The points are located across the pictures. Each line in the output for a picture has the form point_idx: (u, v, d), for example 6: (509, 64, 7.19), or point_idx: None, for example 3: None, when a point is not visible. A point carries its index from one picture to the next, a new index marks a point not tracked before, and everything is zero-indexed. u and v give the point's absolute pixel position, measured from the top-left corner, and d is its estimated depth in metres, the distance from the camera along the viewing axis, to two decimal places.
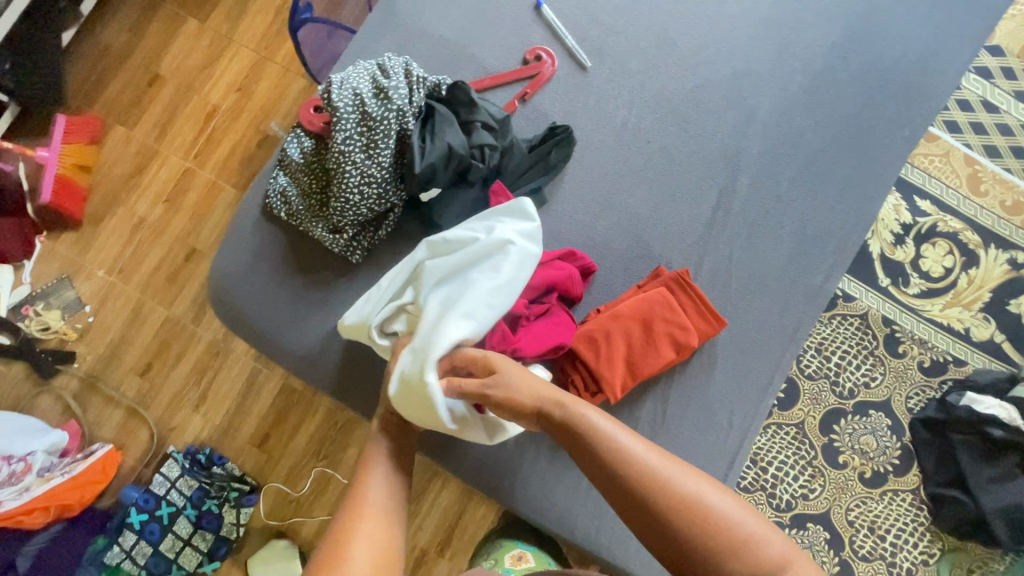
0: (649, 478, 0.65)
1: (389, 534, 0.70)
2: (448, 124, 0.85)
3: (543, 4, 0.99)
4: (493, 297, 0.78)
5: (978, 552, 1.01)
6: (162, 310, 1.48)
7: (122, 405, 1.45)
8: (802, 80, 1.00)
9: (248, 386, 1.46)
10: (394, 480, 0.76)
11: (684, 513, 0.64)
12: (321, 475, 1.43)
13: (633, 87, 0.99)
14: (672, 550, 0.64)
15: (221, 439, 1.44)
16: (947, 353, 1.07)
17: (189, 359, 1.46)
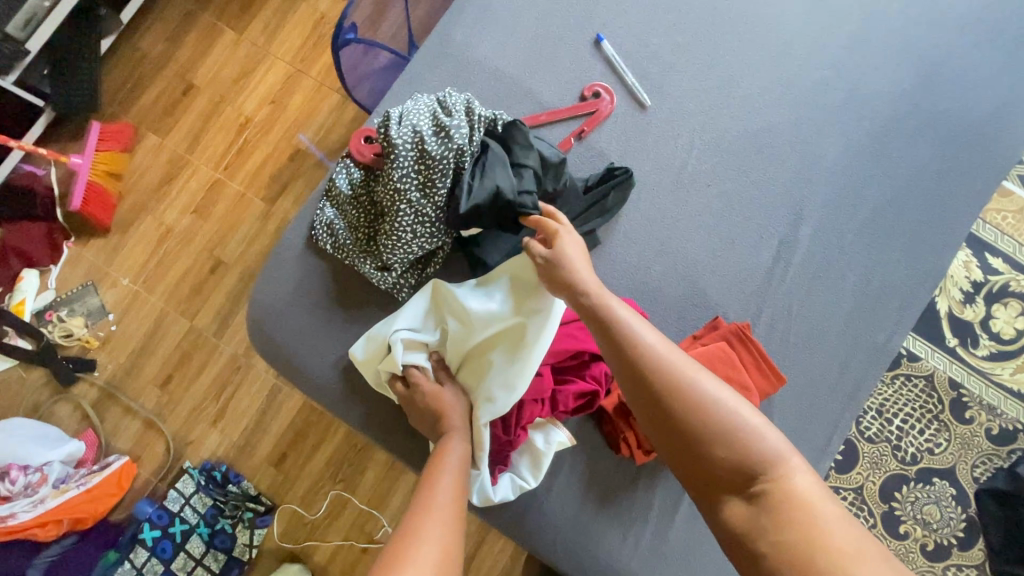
0: (656, 366, 0.65)
1: (451, 533, 0.64)
2: (500, 164, 0.82)
3: (604, 39, 0.96)
4: (508, 383, 0.79)
5: None
6: (185, 322, 1.45)
7: (140, 417, 1.42)
8: (868, 125, 0.96)
9: (268, 405, 1.43)
10: (461, 492, 0.70)
11: (677, 394, 0.64)
12: (337, 499, 1.39)
13: (694, 128, 0.95)
14: (662, 435, 0.65)
15: (237, 455, 1.41)
16: (1016, 421, 1.01)
17: (210, 375, 1.44)
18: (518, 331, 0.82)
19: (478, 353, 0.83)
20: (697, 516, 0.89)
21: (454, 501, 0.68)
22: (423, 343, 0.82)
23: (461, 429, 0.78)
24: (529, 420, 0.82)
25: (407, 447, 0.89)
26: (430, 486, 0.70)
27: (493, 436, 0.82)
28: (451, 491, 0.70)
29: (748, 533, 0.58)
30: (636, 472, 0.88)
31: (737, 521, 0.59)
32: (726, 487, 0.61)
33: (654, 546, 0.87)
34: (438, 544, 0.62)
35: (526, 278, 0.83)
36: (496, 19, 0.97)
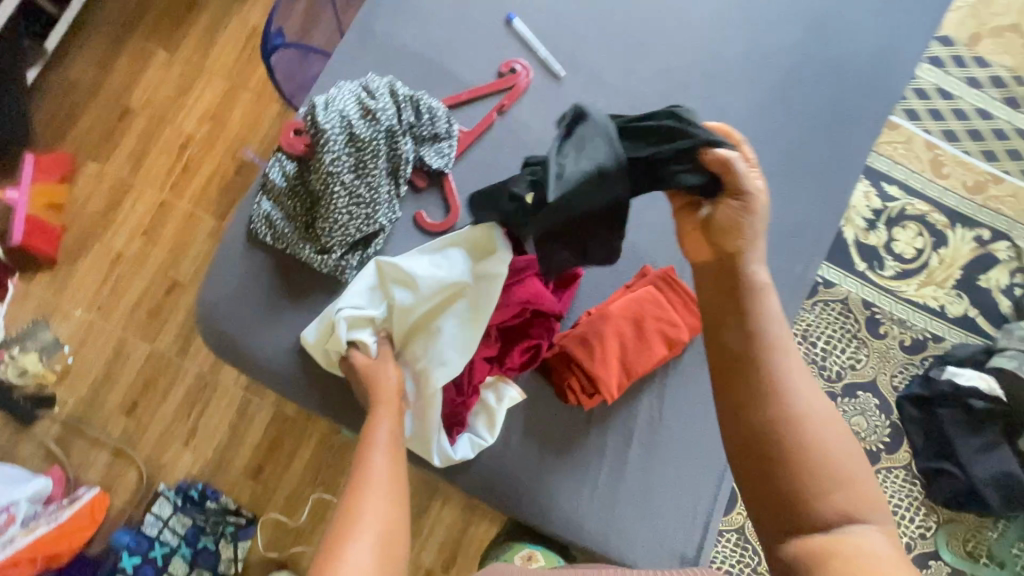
0: (787, 385, 0.63)
1: (391, 513, 0.68)
2: (599, 135, 0.73)
3: (515, 18, 1.02)
4: (458, 347, 0.83)
5: (970, 521, 1.02)
6: (145, 346, 1.45)
7: (108, 447, 1.41)
8: (768, 78, 1.04)
9: (239, 417, 1.43)
10: (397, 468, 0.74)
11: (803, 417, 0.62)
12: (319, 502, 1.41)
13: (607, 94, 1.02)
14: (759, 445, 0.62)
15: (214, 472, 1.41)
16: (925, 330, 1.07)
17: (176, 394, 1.43)
18: (455, 296, 0.84)
19: (426, 323, 0.85)
20: (649, 452, 0.94)
21: (389, 479, 0.72)
22: (369, 320, 0.84)
23: (392, 408, 0.80)
24: (480, 378, 0.86)
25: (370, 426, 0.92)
26: (362, 469, 0.72)
27: (446, 400, 0.86)
28: (386, 470, 0.73)
29: (821, 559, 0.56)
30: (590, 420, 0.93)
31: (811, 545, 0.58)
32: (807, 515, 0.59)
33: (612, 487, 0.93)
34: (378, 525, 0.66)
35: (461, 246, 0.85)
36: (412, 8, 1.01)
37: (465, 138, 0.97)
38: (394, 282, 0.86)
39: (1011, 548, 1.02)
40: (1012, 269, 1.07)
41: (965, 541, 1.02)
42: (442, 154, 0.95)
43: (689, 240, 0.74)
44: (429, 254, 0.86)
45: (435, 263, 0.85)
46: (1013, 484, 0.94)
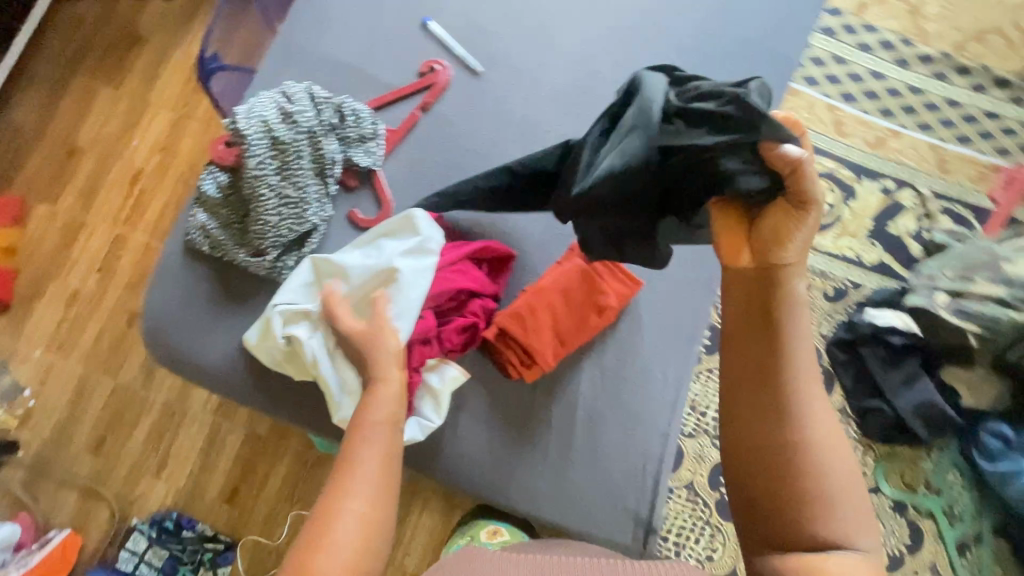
0: (802, 404, 0.64)
1: (369, 506, 0.66)
2: (632, 132, 0.73)
3: (430, 22, 1.07)
4: (392, 326, 0.84)
5: (906, 454, 1.03)
6: (109, 381, 1.44)
7: (78, 486, 1.40)
8: (675, 57, 1.10)
9: (209, 443, 1.42)
10: (389, 457, 0.71)
11: (811, 438, 0.63)
12: (298, 520, 1.40)
13: (524, 85, 1.07)
14: (764, 457, 0.63)
15: (188, 500, 1.41)
16: (845, 280, 1.08)
17: (143, 425, 1.42)
18: (383, 282, 0.86)
19: (360, 311, 0.88)
20: (594, 420, 0.97)
21: (375, 473, 0.69)
22: (305, 314, 0.89)
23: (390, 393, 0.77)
24: (420, 361, 0.88)
25: (322, 425, 0.94)
26: (350, 457, 0.70)
27: (389, 384, 0.87)
28: (373, 463, 0.70)
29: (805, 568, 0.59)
30: (535, 395, 0.96)
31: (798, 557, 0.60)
32: (799, 531, 0.61)
33: (562, 458, 0.95)
34: (352, 520, 0.65)
35: (387, 235, 0.88)
36: (332, 20, 1.07)
37: (392, 137, 1.02)
38: (327, 276, 0.89)
39: (946, 476, 1.02)
40: (918, 215, 1.11)
41: (903, 474, 1.03)
42: (371, 153, 0.99)
43: (728, 242, 0.70)
44: (359, 247, 0.90)
45: (364, 253, 0.88)
46: (934, 413, 0.97)
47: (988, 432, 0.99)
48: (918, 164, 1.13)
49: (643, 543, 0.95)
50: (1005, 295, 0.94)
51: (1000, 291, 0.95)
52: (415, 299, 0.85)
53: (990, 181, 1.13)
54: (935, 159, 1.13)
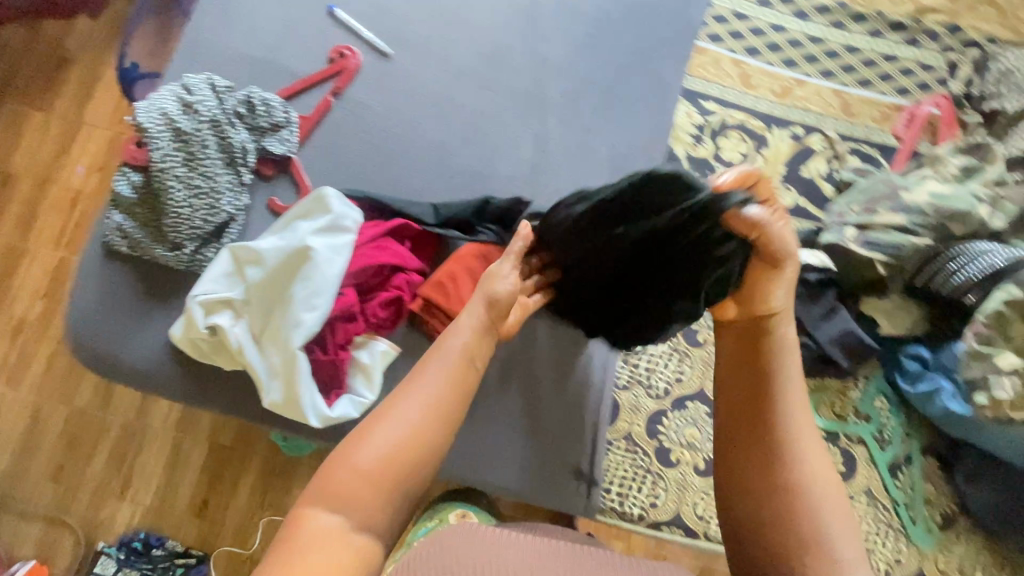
0: (782, 424, 0.72)
1: (416, 433, 0.70)
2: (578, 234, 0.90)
3: (336, 8, 1.08)
4: (310, 304, 0.86)
5: (836, 386, 1.07)
6: (63, 407, 1.41)
7: (40, 516, 1.37)
8: (582, 26, 1.14)
9: (173, 458, 1.40)
10: (415, 437, 0.70)
11: (789, 452, 0.70)
12: (270, 524, 1.39)
13: (435, 63, 1.09)
14: (750, 470, 0.72)
15: (156, 518, 1.39)
16: None
17: (103, 448, 1.40)
18: (298, 261, 0.88)
19: (280, 294, 0.89)
20: (529, 380, 0.98)
21: (429, 406, 0.72)
22: (226, 302, 0.89)
23: (474, 331, 0.81)
24: (346, 338, 0.90)
25: (261, 415, 0.94)
26: (412, 384, 0.74)
27: (317, 362, 0.89)
28: (432, 399, 0.73)
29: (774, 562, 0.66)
30: None
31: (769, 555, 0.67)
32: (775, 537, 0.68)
33: (501, 422, 0.96)
34: (394, 439, 0.69)
35: (301, 217, 0.90)
36: (236, 14, 1.07)
37: (305, 124, 1.03)
38: (244, 262, 0.90)
39: (874, 403, 1.07)
40: (828, 157, 1.15)
41: (833, 406, 1.06)
42: (285, 140, 1.00)
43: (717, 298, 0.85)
44: (275, 231, 0.91)
45: (278, 236, 0.90)
46: (853, 341, 1.01)
47: (907, 355, 1.04)
48: (823, 109, 1.17)
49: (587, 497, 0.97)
50: (906, 222, 0.98)
51: (902, 218, 0.98)
52: (331, 275, 0.87)
53: (893, 120, 1.18)
54: (839, 103, 1.18)
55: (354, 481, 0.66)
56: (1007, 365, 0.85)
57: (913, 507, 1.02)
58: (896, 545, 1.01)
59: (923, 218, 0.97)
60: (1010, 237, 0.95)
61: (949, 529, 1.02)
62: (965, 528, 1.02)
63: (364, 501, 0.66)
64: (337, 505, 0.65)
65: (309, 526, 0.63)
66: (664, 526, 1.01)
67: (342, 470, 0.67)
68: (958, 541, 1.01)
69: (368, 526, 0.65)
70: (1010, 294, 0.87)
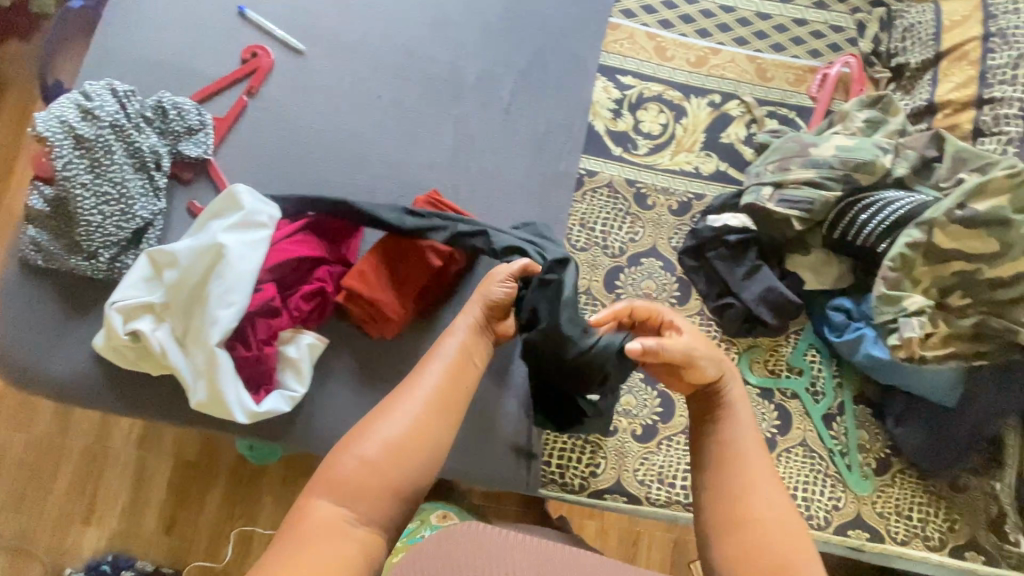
0: (742, 472, 0.68)
1: (423, 425, 0.69)
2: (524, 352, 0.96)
3: (246, 9, 1.09)
4: (226, 301, 0.86)
5: (767, 343, 1.09)
6: (19, 436, 1.38)
7: (3, 548, 1.35)
8: (495, 10, 1.15)
9: (138, 477, 1.38)
10: (398, 458, 0.65)
11: (757, 502, 0.66)
12: (242, 535, 1.37)
13: (351, 58, 1.10)
14: (722, 529, 0.65)
15: (125, 539, 1.37)
16: (687, 192, 1.13)
17: (65, 473, 1.37)
18: (212, 260, 0.87)
19: (198, 294, 0.88)
20: None
21: (439, 396, 0.72)
22: (146, 307, 0.89)
23: (478, 323, 0.82)
24: (269, 333, 0.90)
25: (194, 418, 0.93)
26: (419, 378, 0.73)
27: (241, 358, 0.89)
28: (439, 392, 0.72)
29: None
30: (400, 348, 0.98)
31: None
32: None
33: None
34: (401, 429, 0.67)
35: (216, 217, 0.90)
36: (144, 21, 1.06)
37: (221, 125, 1.03)
38: (161, 266, 0.90)
39: (805, 357, 1.09)
40: (747, 122, 1.18)
41: (766, 364, 1.08)
42: (200, 143, 1.00)
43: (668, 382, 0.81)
44: (191, 233, 0.91)
45: (192, 237, 0.90)
46: (777, 298, 1.02)
47: (832, 307, 1.06)
48: (739, 76, 1.20)
49: (528, 471, 0.98)
50: (816, 176, 1.00)
51: (812, 173, 1.00)
52: (248, 271, 0.87)
53: (807, 82, 1.21)
54: (754, 69, 1.20)
55: (358, 475, 0.63)
56: (914, 306, 0.88)
57: (848, 454, 1.05)
58: (834, 493, 1.03)
59: (832, 171, 0.99)
60: (914, 184, 0.98)
61: (884, 473, 1.04)
62: (899, 471, 1.05)
63: (368, 494, 0.63)
64: (342, 497, 0.62)
65: (316, 518, 0.60)
66: (606, 495, 1.00)
67: (349, 460, 0.64)
68: (893, 483, 1.04)
69: (371, 520, 0.62)
70: (912, 238, 0.88)
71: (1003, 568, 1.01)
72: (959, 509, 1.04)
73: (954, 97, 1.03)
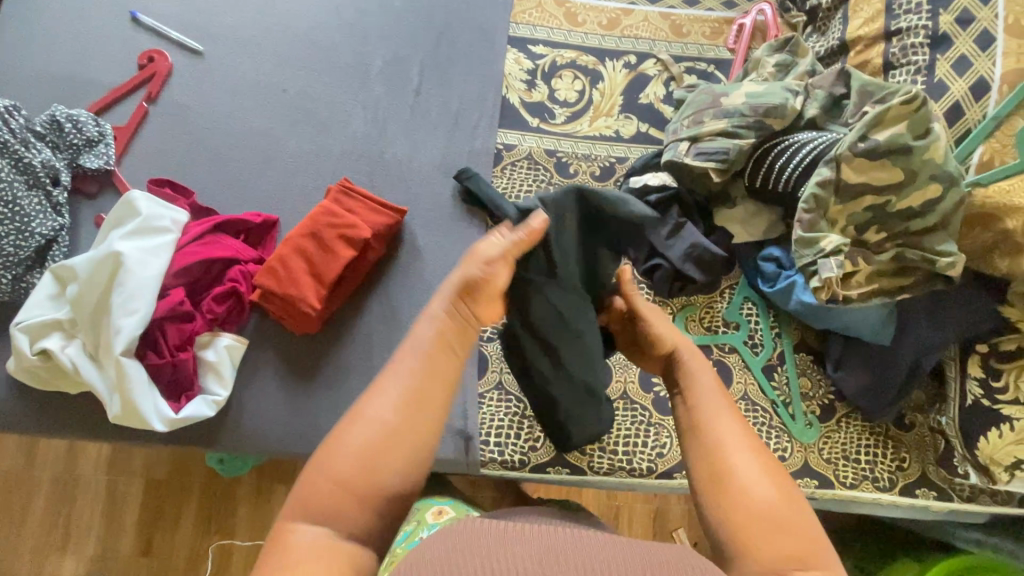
0: (717, 426, 0.63)
1: (399, 426, 0.57)
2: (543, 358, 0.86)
3: (139, 14, 1.06)
4: (128, 309, 0.84)
5: (701, 301, 1.07)
6: None
7: None
8: None
9: (111, 497, 1.31)
10: (377, 465, 0.55)
11: (739, 451, 0.60)
12: (220, 550, 1.30)
13: (253, 53, 1.08)
14: (709, 485, 0.59)
15: (101, 566, 1.29)
16: (609, 157, 1.11)
17: (36, 503, 1.30)
18: (112, 269, 0.86)
19: (102, 307, 0.86)
20: (388, 347, 0.96)
21: (414, 397, 0.58)
22: (52, 326, 0.87)
23: (451, 305, 0.63)
24: (183, 339, 0.88)
25: (118, 432, 0.92)
26: (389, 376, 0.59)
27: (156, 368, 0.87)
28: (419, 389, 0.58)
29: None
30: (323, 341, 0.96)
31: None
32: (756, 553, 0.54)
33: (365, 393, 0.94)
34: (376, 438, 0.56)
35: (115, 228, 0.89)
36: (35, 36, 1.04)
37: (122, 135, 1.01)
38: (64, 283, 0.88)
39: (741, 310, 1.07)
40: (665, 80, 1.16)
41: (702, 323, 1.06)
42: (101, 155, 0.98)
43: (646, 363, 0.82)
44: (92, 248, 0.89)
45: (92, 250, 0.88)
46: (701, 254, 1.01)
47: (763, 258, 1.02)
48: (654, 34, 1.18)
49: (465, 452, 0.96)
50: (728, 126, 0.98)
51: (724, 123, 0.98)
52: (151, 277, 0.86)
53: (724, 34, 1.19)
54: (668, 26, 1.18)
55: (334, 492, 0.54)
56: (831, 246, 0.87)
57: (791, 404, 1.04)
58: (781, 444, 1.02)
59: (743, 119, 0.97)
60: (826, 123, 0.97)
61: (829, 419, 1.03)
62: (843, 415, 1.04)
63: (353, 510, 0.54)
64: (321, 517, 0.54)
65: (290, 547, 0.52)
66: (550, 469, 0.97)
67: (317, 480, 0.55)
68: (839, 428, 1.03)
69: (362, 535, 0.55)
70: (822, 177, 0.87)
71: (955, 501, 1.00)
72: (906, 447, 1.03)
73: (863, 33, 1.01)
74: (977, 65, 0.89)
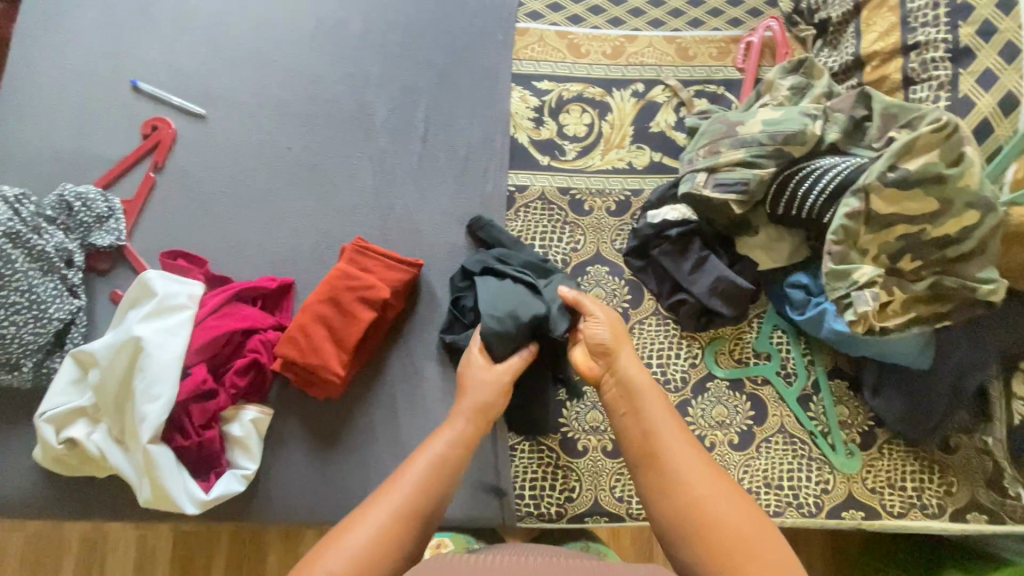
0: (670, 456, 0.71)
1: (394, 535, 0.65)
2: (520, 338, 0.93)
3: (139, 82, 1.06)
4: (151, 394, 0.83)
5: (730, 332, 1.05)
6: None
7: None
8: (395, 38, 1.12)
9: (140, 561, 1.21)
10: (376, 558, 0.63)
11: (693, 480, 0.69)
12: None
13: (255, 113, 1.06)
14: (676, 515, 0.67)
15: None
16: (624, 190, 1.09)
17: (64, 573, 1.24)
18: (133, 353, 0.85)
19: (123, 392, 0.85)
20: (414, 400, 0.95)
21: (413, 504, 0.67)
22: (75, 414, 0.86)
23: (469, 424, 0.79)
24: (208, 417, 0.87)
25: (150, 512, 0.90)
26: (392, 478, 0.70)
27: (184, 449, 0.86)
28: (431, 498, 0.69)
29: None
30: (347, 404, 0.95)
31: None
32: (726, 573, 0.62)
33: (393, 454, 0.93)
34: (370, 540, 0.63)
35: (133, 309, 0.89)
36: (38, 113, 1.03)
37: (131, 208, 1.00)
38: (84, 368, 0.87)
39: (771, 340, 1.04)
40: (675, 106, 1.13)
41: (732, 354, 1.04)
42: (112, 231, 0.97)
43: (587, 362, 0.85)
44: (110, 331, 0.89)
45: (110, 334, 0.87)
46: (727, 287, 0.98)
47: (790, 285, 0.99)
48: (660, 59, 1.15)
49: (499, 507, 0.94)
50: (747, 156, 0.95)
51: (742, 153, 0.95)
52: (171, 359, 0.85)
53: (732, 53, 1.16)
54: (674, 50, 1.16)
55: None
56: (865, 278, 0.84)
57: (830, 433, 1.01)
58: (822, 476, 0.99)
59: (762, 148, 0.94)
60: (847, 147, 0.94)
61: (870, 447, 1.00)
62: (885, 442, 1.01)
63: None
64: None
65: None
66: (586, 518, 0.94)
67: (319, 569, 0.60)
68: (881, 455, 1.00)
69: None
70: (850, 207, 0.85)
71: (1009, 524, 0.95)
72: (952, 470, 0.99)
73: (880, 47, 0.98)
74: (1003, 78, 0.86)
